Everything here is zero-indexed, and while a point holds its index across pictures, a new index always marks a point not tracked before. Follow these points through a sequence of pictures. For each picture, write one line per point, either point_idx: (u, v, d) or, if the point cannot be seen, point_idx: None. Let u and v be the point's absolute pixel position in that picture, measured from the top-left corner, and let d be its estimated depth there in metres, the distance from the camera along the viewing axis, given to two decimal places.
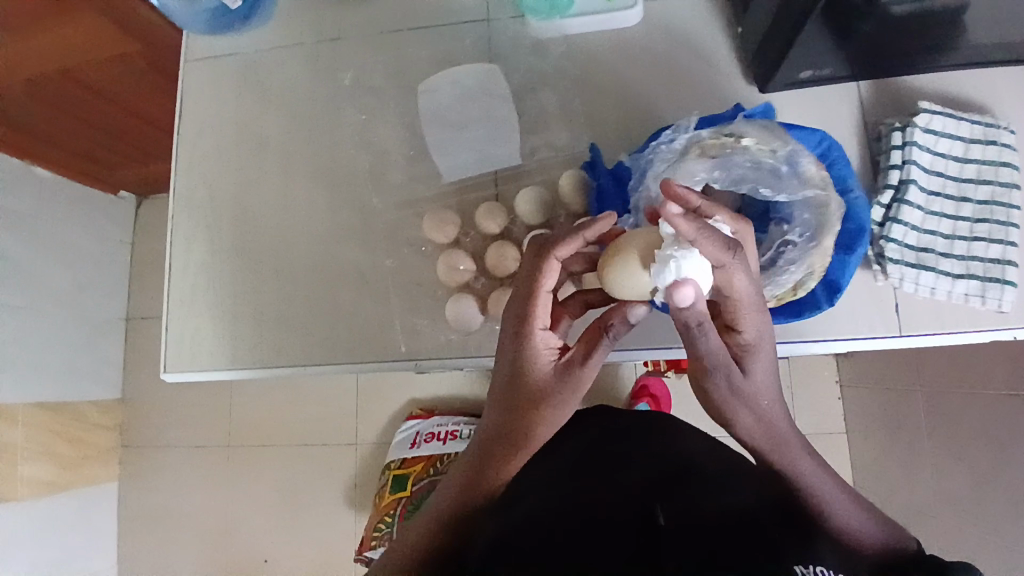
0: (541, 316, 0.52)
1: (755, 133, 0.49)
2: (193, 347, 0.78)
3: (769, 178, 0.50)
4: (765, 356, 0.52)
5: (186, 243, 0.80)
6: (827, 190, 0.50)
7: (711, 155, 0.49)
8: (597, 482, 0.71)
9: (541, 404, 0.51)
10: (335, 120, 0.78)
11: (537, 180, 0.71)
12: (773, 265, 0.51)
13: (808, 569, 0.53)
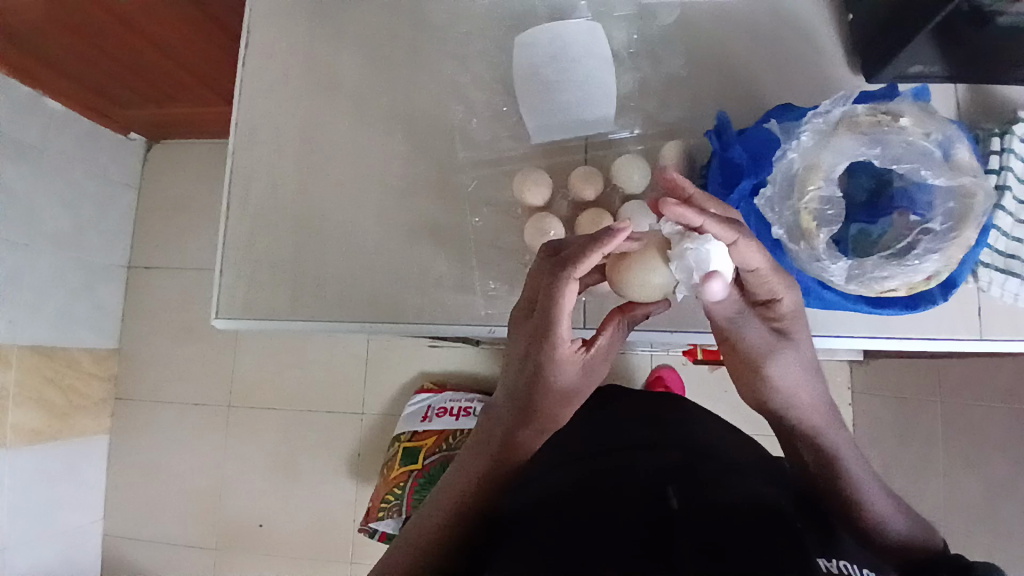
0: (562, 332, 0.51)
1: (910, 115, 0.51)
2: (248, 294, 0.73)
3: (919, 159, 0.51)
4: (802, 330, 0.55)
5: (245, 183, 0.75)
6: (977, 180, 0.51)
7: (866, 129, 0.51)
8: (597, 459, 0.60)
9: (553, 401, 0.54)
10: (418, 69, 0.74)
11: (634, 149, 0.68)
12: (911, 249, 0.51)
13: (830, 564, 0.48)
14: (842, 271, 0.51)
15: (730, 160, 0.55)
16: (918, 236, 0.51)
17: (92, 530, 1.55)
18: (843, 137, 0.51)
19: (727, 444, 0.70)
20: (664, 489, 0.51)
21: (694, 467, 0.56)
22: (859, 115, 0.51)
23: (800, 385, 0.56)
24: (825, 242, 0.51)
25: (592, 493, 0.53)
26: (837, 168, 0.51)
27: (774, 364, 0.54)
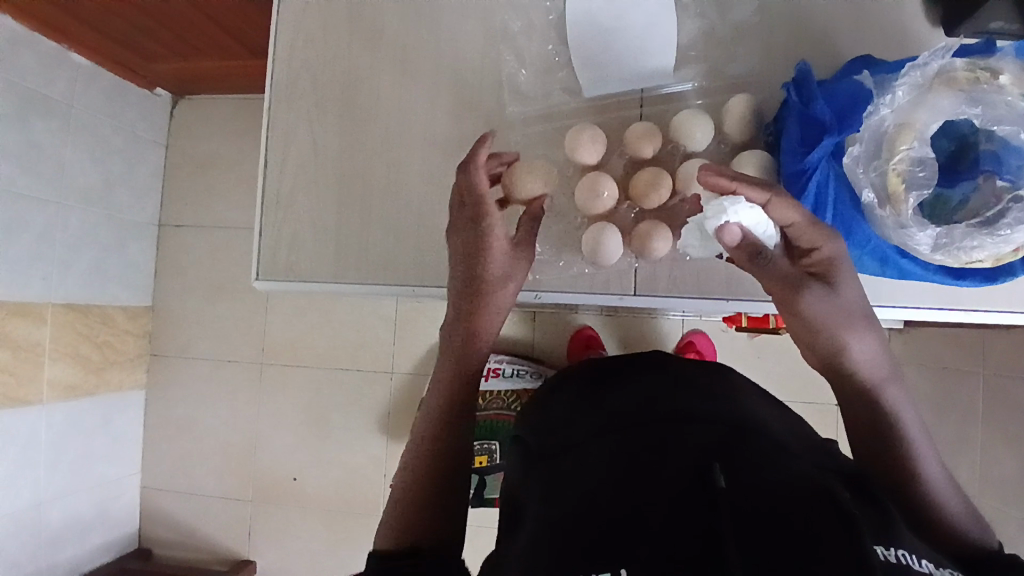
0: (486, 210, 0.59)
1: (1014, 72, 0.48)
2: (289, 254, 0.72)
3: (1018, 122, 0.47)
4: (848, 276, 0.53)
5: (284, 140, 0.73)
6: None
7: (964, 86, 0.48)
8: (648, 426, 0.58)
9: (492, 293, 0.60)
10: (465, 16, 0.70)
11: (695, 105, 0.65)
12: (1002, 218, 0.48)
13: (888, 551, 0.43)
14: (927, 240, 0.48)
15: (812, 116, 0.50)
16: (1008, 204, 0.48)
17: (130, 481, 1.61)
18: (940, 94, 0.48)
19: (772, 410, 0.68)
20: (710, 466, 0.51)
21: (747, 440, 0.55)
22: (958, 70, 0.48)
23: (843, 318, 0.53)
24: (912, 207, 0.48)
25: (635, 470, 0.53)
26: (931, 127, 0.48)
27: (810, 298, 0.52)
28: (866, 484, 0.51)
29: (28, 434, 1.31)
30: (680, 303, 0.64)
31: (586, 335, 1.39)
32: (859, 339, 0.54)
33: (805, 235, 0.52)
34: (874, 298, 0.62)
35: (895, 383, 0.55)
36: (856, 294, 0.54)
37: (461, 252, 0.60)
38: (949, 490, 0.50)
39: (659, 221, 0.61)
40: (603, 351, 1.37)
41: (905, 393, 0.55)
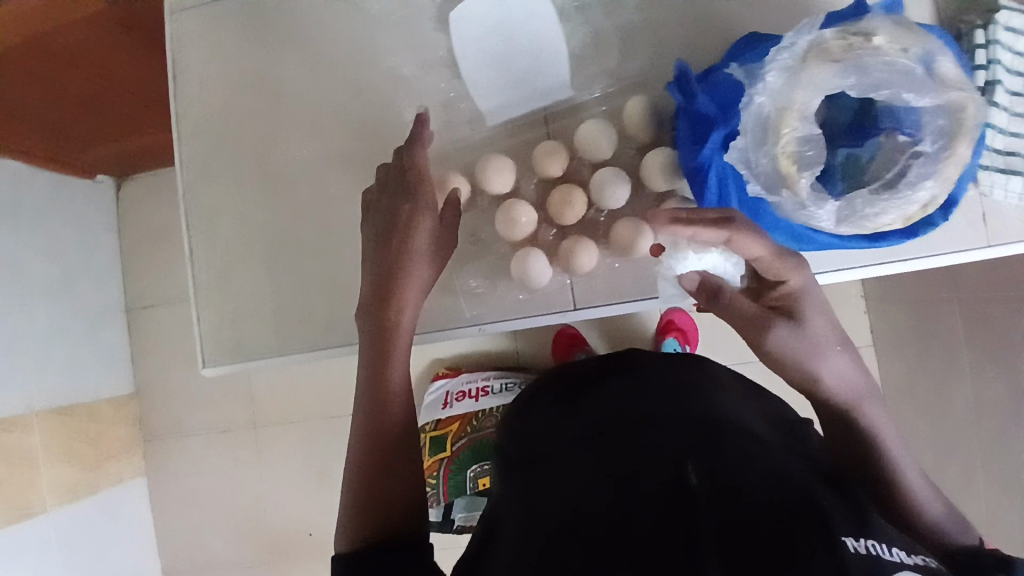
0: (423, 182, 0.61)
1: (887, 30, 0.47)
2: (231, 335, 0.71)
3: (901, 79, 0.47)
4: (813, 305, 0.56)
5: (204, 222, 0.72)
6: (968, 91, 0.46)
7: (839, 56, 0.46)
8: (615, 435, 0.57)
9: (406, 292, 0.60)
10: (358, 65, 0.69)
11: (599, 112, 0.64)
12: (905, 177, 0.48)
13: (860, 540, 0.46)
14: (830, 215, 0.49)
15: (698, 113, 0.53)
16: (909, 161, 0.48)
17: (150, 569, 1.60)
18: (815, 68, 0.47)
19: (745, 403, 0.69)
20: (682, 467, 0.51)
21: (716, 437, 0.55)
22: (828, 42, 0.47)
23: (814, 345, 0.55)
24: (809, 186, 0.48)
25: (615, 487, 0.51)
26: (813, 104, 0.47)
27: (774, 334, 0.55)
28: (841, 489, 0.52)
29: (39, 546, 1.30)
30: (622, 308, 0.63)
31: (566, 336, 1.38)
32: (823, 359, 0.55)
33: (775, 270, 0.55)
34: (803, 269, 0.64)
35: (874, 394, 0.56)
36: (825, 321, 0.56)
37: (371, 271, 0.61)
38: (927, 493, 0.52)
39: (580, 236, 0.62)
40: (586, 348, 1.37)
41: (880, 402, 0.56)
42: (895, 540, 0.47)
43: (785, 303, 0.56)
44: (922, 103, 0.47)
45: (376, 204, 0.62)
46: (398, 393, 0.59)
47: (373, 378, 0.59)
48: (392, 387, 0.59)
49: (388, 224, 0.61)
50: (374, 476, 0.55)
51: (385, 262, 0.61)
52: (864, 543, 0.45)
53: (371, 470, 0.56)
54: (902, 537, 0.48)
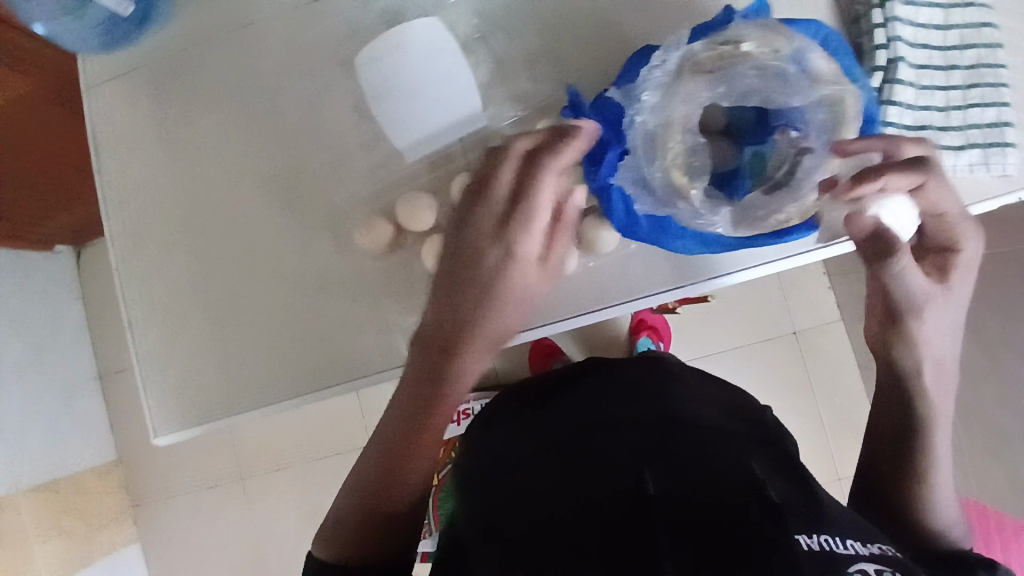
0: (535, 208, 0.49)
1: (754, 37, 0.52)
2: (179, 402, 0.71)
3: (773, 81, 0.52)
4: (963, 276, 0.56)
5: (140, 293, 0.72)
6: (843, 86, 0.52)
7: (713, 67, 0.52)
8: (584, 447, 0.59)
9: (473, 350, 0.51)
10: (270, 119, 0.69)
11: (512, 139, 0.65)
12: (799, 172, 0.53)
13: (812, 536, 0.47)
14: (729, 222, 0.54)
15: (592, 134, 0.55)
16: (799, 155, 0.53)
17: None
18: (692, 80, 0.52)
19: (714, 398, 0.71)
20: (640, 475, 0.53)
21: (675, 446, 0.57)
22: (701, 55, 0.52)
23: (955, 314, 0.56)
24: (702, 196, 0.54)
25: (578, 501, 0.53)
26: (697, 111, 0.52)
27: (934, 303, 0.55)
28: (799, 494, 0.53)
29: None
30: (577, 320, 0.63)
31: (544, 347, 1.38)
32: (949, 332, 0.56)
33: (948, 229, 0.55)
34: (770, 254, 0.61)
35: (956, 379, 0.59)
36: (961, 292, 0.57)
37: (435, 314, 0.51)
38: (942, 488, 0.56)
39: None
40: (563, 357, 1.37)
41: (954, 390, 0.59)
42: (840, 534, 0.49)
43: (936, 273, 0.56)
44: (799, 101, 0.53)
45: (459, 226, 0.50)
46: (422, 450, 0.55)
47: (406, 433, 0.54)
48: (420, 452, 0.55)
49: (471, 257, 0.49)
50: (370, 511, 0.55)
51: (454, 310, 0.50)
52: (819, 539, 0.47)
53: (363, 507, 0.55)
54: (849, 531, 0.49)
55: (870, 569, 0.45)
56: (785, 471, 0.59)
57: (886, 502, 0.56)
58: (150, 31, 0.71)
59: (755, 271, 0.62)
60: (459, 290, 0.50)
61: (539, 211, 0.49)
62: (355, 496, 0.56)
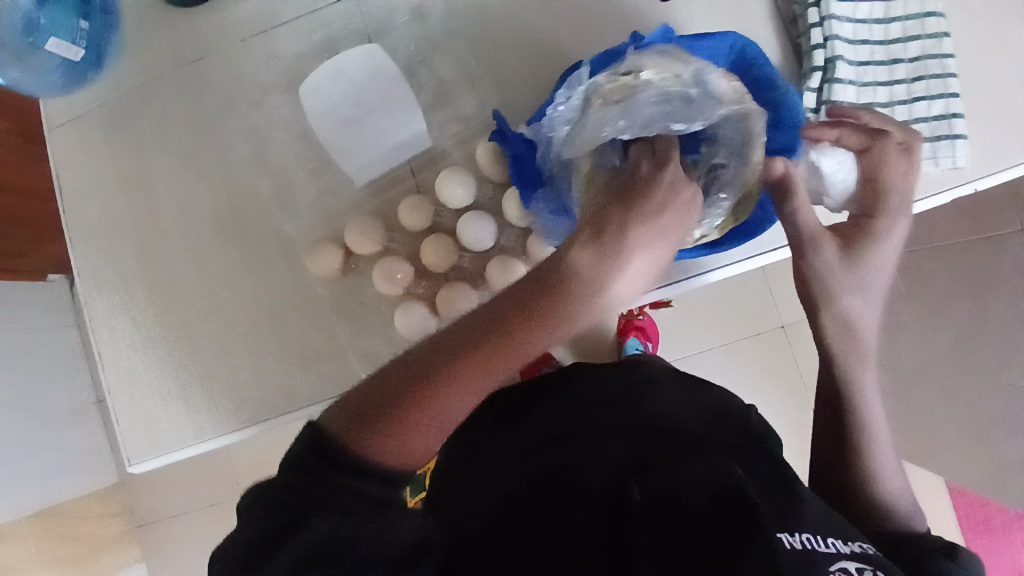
0: (675, 203, 0.43)
1: (652, 65, 0.53)
2: (150, 429, 0.72)
3: (677, 106, 0.49)
4: (885, 250, 0.59)
5: (106, 325, 0.73)
6: (745, 102, 0.49)
7: (614, 96, 0.52)
8: (569, 454, 0.58)
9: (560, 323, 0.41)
10: (225, 147, 0.71)
11: (457, 158, 0.67)
12: (710, 196, 0.52)
13: (794, 537, 0.47)
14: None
15: (517, 158, 0.62)
16: (712, 177, 0.51)
17: None
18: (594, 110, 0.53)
19: (685, 395, 0.70)
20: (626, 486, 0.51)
21: (656, 453, 0.56)
22: (602, 87, 0.54)
23: (867, 271, 0.59)
24: None
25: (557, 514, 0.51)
26: (602, 138, 0.49)
27: (824, 251, 0.59)
28: (778, 491, 0.53)
29: None
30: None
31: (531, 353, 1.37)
32: (858, 296, 0.58)
33: (884, 198, 0.60)
34: (740, 253, 0.68)
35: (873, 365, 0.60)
36: (884, 269, 0.59)
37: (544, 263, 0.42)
38: (890, 467, 0.57)
39: (454, 281, 0.64)
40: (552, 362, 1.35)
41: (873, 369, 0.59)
42: (822, 529, 0.49)
43: (853, 237, 0.60)
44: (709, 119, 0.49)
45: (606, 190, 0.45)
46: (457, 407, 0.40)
47: (471, 347, 0.40)
48: (480, 380, 0.40)
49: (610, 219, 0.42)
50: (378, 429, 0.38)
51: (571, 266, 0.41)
52: (801, 537, 0.47)
53: (369, 426, 0.38)
54: (831, 528, 0.49)
55: (851, 567, 0.46)
56: (764, 477, 0.56)
57: (831, 487, 0.58)
58: (106, 72, 0.73)
59: (728, 270, 0.69)
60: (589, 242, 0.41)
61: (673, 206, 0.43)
62: (372, 394, 0.40)
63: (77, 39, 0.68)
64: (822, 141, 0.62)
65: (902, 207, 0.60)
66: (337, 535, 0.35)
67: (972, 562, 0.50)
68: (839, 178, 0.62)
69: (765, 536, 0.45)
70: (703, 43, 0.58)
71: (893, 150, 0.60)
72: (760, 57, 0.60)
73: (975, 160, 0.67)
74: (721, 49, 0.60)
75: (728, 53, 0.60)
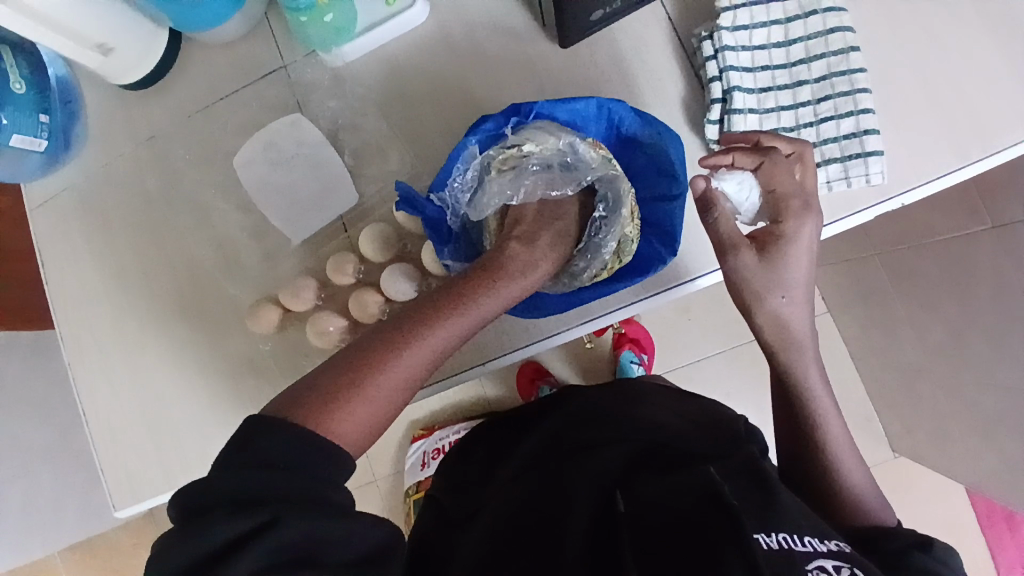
0: (550, 234, 0.62)
1: (534, 138, 0.62)
2: (130, 480, 0.76)
3: (559, 173, 0.64)
4: (800, 250, 0.58)
5: (87, 382, 0.78)
6: (611, 164, 0.63)
7: (509, 167, 0.63)
8: (557, 471, 0.59)
9: (484, 301, 0.53)
10: (178, 214, 0.76)
11: (384, 211, 0.72)
12: (595, 239, 0.65)
13: (772, 536, 0.45)
14: (556, 285, 0.67)
15: (432, 222, 0.65)
16: (597, 223, 0.65)
17: None
18: (494, 182, 0.63)
19: (674, 404, 0.72)
20: (612, 498, 0.51)
21: (646, 464, 0.55)
22: (494, 161, 0.64)
23: (788, 271, 0.58)
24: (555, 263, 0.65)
25: (544, 530, 0.53)
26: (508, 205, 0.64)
27: (738, 260, 0.58)
28: (765, 498, 0.49)
29: None
30: (517, 353, 0.70)
31: (530, 369, 1.31)
32: (781, 295, 0.58)
33: (788, 201, 0.59)
34: (673, 278, 0.68)
35: (818, 365, 0.61)
36: (803, 268, 0.59)
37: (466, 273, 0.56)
38: (847, 459, 0.61)
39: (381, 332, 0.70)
40: (550, 379, 1.30)
41: (818, 367, 0.61)
42: (804, 528, 0.47)
43: (770, 239, 0.59)
44: (586, 178, 0.64)
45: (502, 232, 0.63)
46: (408, 371, 0.48)
47: (416, 322, 0.50)
48: (438, 335, 0.50)
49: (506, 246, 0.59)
50: (343, 389, 0.46)
51: (482, 273, 0.56)
52: (778, 537, 0.45)
53: (334, 386, 0.46)
54: (808, 528, 0.47)
55: (828, 566, 0.44)
56: (745, 479, 0.52)
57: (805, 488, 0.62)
58: (75, 153, 0.79)
59: (674, 295, 0.69)
60: (496, 256, 0.58)
61: (547, 234, 0.62)
62: (331, 367, 0.47)
63: (40, 130, 0.74)
64: (722, 165, 0.61)
65: (808, 207, 0.59)
66: (309, 533, 0.36)
67: (947, 553, 0.51)
68: (744, 198, 0.61)
69: (749, 539, 0.41)
70: (568, 106, 0.63)
71: (788, 160, 0.60)
72: (626, 116, 0.65)
73: (897, 174, 0.67)
74: (586, 109, 0.64)
75: (598, 115, 0.65)
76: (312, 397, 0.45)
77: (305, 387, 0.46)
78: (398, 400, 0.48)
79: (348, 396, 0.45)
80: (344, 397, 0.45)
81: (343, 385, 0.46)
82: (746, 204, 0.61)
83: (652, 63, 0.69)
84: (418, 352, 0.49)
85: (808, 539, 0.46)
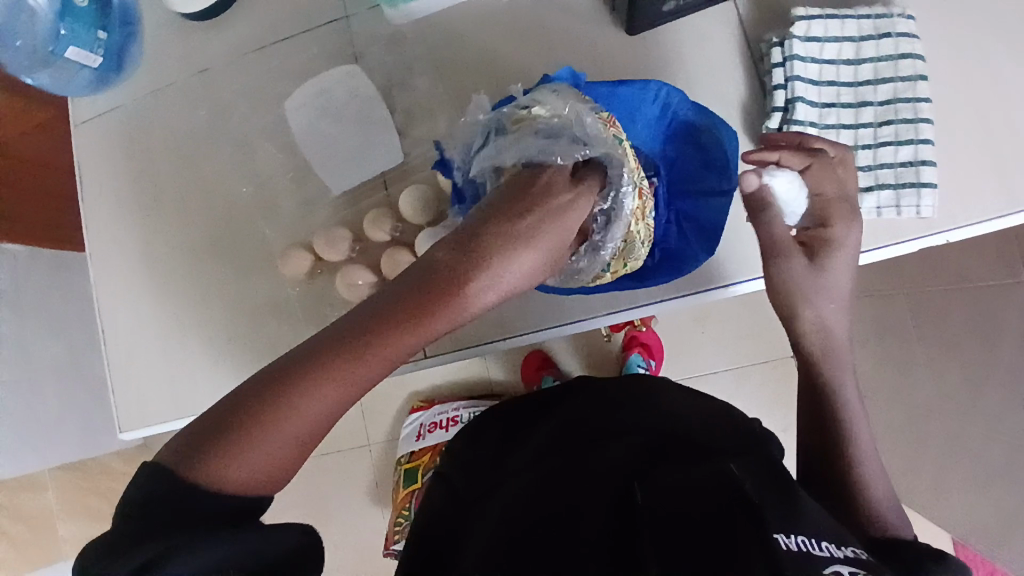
0: (529, 225, 0.48)
1: (546, 102, 0.55)
2: (138, 404, 0.77)
3: (564, 141, 0.53)
4: (843, 254, 0.60)
5: (108, 303, 0.78)
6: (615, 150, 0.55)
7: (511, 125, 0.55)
8: (562, 476, 0.58)
9: (427, 324, 0.43)
10: (221, 150, 0.76)
11: (426, 174, 0.72)
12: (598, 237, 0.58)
13: (790, 537, 0.43)
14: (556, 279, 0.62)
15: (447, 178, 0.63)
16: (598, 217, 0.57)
17: None
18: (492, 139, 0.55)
19: (690, 400, 0.71)
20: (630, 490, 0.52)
21: (649, 471, 0.53)
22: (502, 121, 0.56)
23: (833, 276, 0.60)
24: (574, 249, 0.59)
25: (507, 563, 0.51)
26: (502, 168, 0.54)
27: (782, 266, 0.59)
28: (781, 498, 0.48)
29: None
30: (539, 333, 0.70)
31: (537, 358, 1.31)
32: (825, 302, 0.60)
33: (835, 205, 0.61)
34: (708, 280, 0.67)
35: (851, 378, 0.61)
36: (845, 274, 0.61)
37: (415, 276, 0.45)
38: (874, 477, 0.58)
39: None
40: (556, 369, 1.30)
41: (851, 382, 0.60)
42: (822, 534, 0.45)
43: (818, 244, 0.61)
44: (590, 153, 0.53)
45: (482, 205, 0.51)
46: (324, 403, 0.41)
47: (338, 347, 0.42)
48: (362, 365, 0.42)
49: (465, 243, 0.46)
50: (248, 425, 0.40)
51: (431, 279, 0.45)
52: (797, 539, 0.43)
53: (240, 420, 0.40)
54: (820, 532, 0.45)
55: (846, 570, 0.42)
56: (763, 478, 0.51)
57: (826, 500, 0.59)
58: (127, 74, 0.79)
59: (705, 298, 0.68)
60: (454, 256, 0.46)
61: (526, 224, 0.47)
62: (244, 393, 0.42)
63: (96, 46, 0.74)
64: (769, 163, 0.60)
65: (852, 211, 0.61)
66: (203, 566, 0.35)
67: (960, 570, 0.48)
68: (789, 196, 0.60)
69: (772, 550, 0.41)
70: (625, 87, 0.63)
71: (831, 163, 0.62)
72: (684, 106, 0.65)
73: (949, 209, 0.66)
74: (647, 97, 0.64)
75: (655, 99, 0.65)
76: (216, 432, 0.40)
77: (217, 416, 0.41)
78: (319, 428, 0.42)
79: (253, 435, 0.40)
80: (245, 437, 0.40)
81: (250, 421, 0.40)
82: (792, 205, 0.60)
83: (715, 62, 0.69)
84: (336, 381, 0.41)
85: (826, 545, 0.44)
